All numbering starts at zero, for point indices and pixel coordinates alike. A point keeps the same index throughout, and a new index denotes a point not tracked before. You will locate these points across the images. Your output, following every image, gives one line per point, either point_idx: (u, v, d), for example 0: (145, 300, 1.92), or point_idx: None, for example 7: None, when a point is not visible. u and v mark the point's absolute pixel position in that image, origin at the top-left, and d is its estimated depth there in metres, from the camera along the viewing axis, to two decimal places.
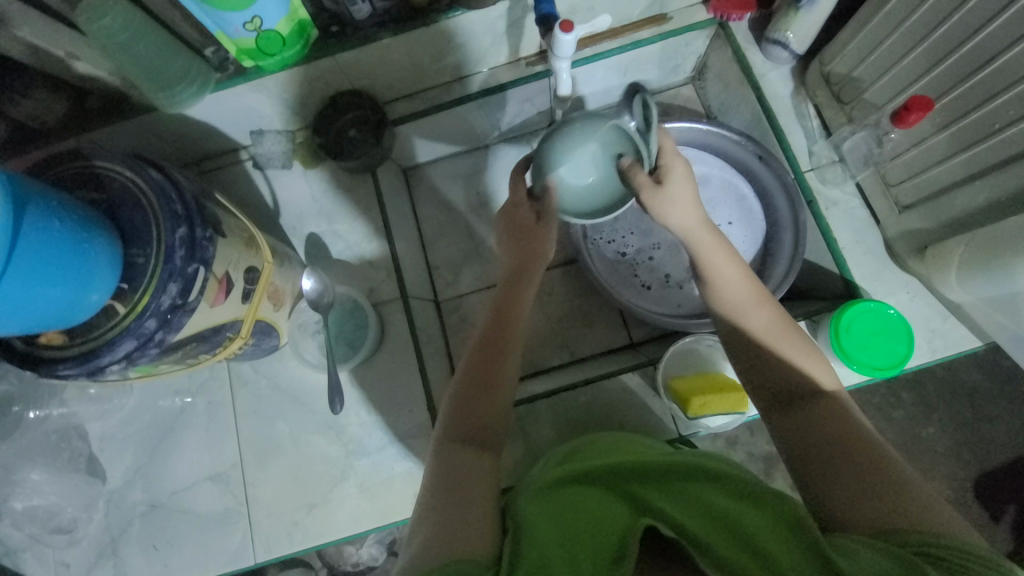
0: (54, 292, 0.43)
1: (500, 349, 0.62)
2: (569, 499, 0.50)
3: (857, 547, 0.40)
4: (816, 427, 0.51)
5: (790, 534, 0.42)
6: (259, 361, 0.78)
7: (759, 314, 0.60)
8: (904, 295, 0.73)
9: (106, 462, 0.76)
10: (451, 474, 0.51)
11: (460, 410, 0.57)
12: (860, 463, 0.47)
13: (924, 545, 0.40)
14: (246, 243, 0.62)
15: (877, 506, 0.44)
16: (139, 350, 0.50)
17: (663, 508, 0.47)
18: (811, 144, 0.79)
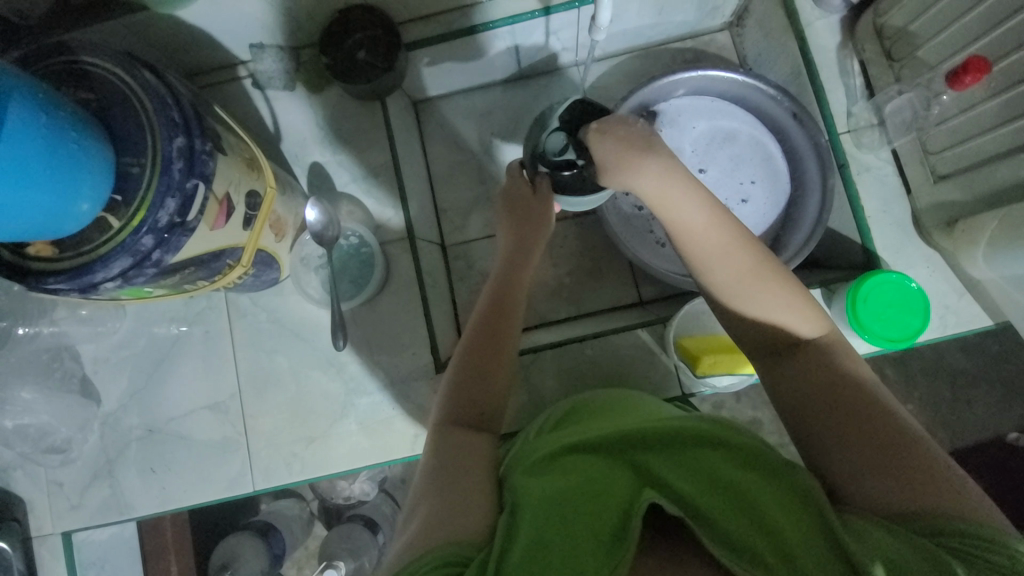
0: (42, 196, 0.39)
1: (499, 326, 0.61)
2: (570, 468, 0.50)
3: (868, 529, 0.41)
4: (820, 402, 0.50)
5: (800, 512, 0.43)
6: (258, 293, 0.76)
7: (725, 262, 0.56)
8: (923, 269, 0.71)
9: (100, 385, 0.74)
10: (455, 457, 0.51)
11: (461, 384, 0.58)
12: (876, 440, 0.46)
13: (938, 528, 0.40)
14: (247, 165, 0.58)
15: (886, 488, 0.44)
16: (136, 269, 0.47)
17: (668, 479, 0.47)
18: (850, 104, 0.75)
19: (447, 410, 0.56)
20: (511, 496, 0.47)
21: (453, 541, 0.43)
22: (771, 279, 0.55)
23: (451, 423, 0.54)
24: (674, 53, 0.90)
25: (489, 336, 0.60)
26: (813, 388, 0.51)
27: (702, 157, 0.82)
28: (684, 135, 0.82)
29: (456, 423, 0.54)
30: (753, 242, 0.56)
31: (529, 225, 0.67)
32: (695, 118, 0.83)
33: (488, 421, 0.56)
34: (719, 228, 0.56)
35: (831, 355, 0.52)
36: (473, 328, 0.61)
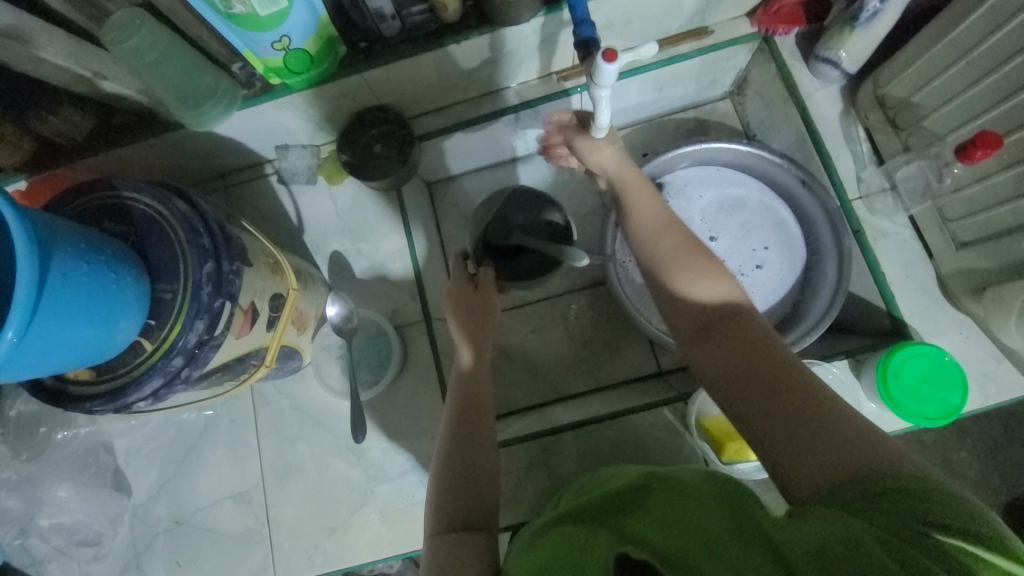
0: (83, 336, 0.42)
1: (474, 422, 0.60)
2: (553, 538, 0.45)
3: (814, 527, 0.37)
4: (747, 389, 0.49)
5: (750, 537, 0.38)
6: (282, 381, 0.78)
7: (667, 239, 0.61)
8: (956, 336, 0.68)
9: (131, 476, 0.76)
10: (449, 558, 0.50)
11: (452, 469, 0.57)
12: (797, 413, 0.45)
13: (870, 491, 0.39)
14: (271, 270, 0.61)
15: (819, 462, 0.42)
16: (166, 387, 0.49)
17: (639, 526, 0.42)
18: (860, 170, 0.75)
19: (436, 515, 0.54)
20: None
21: None
22: (707, 252, 0.59)
23: (446, 523, 0.53)
24: (677, 124, 0.93)
25: (471, 418, 0.61)
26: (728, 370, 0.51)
27: (712, 226, 0.83)
28: (693, 204, 0.83)
29: (448, 526, 0.53)
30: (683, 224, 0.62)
31: (487, 313, 0.68)
32: (702, 188, 0.84)
33: (484, 518, 0.55)
34: (669, 221, 0.62)
35: (746, 323, 0.53)
36: (449, 428, 0.60)
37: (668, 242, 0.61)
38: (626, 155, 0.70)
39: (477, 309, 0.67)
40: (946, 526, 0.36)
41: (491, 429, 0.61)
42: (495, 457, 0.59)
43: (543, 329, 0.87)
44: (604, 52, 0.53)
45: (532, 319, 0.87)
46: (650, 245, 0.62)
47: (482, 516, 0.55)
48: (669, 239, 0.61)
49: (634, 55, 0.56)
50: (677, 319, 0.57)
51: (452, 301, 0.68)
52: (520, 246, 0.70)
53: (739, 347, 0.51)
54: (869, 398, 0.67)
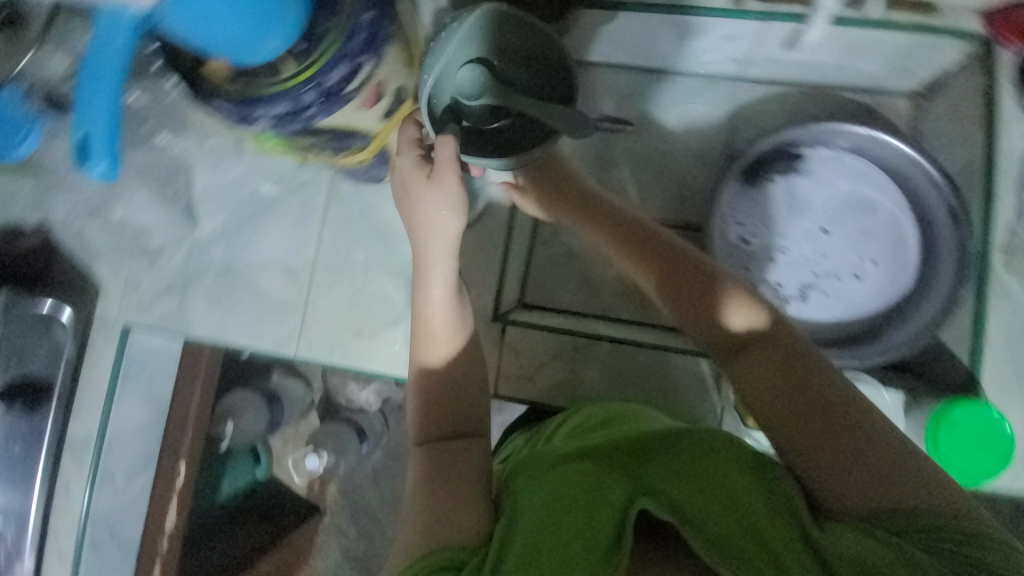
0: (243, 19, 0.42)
1: (449, 327, 0.60)
2: (566, 480, 0.51)
3: (854, 539, 0.44)
4: (801, 417, 0.49)
5: (784, 521, 0.45)
6: (362, 186, 0.79)
7: (750, 312, 0.54)
8: (1018, 413, 0.68)
9: (200, 213, 0.80)
10: (447, 463, 0.55)
11: (433, 373, 0.59)
12: (860, 456, 0.47)
13: (914, 526, 0.45)
14: (404, 61, 0.55)
15: (865, 483, 0.47)
16: (290, 117, 0.50)
17: (670, 490, 0.48)
18: (1017, 221, 0.70)
19: (422, 427, 0.58)
20: (512, 509, 0.50)
21: (440, 547, 0.48)
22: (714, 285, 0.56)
23: (433, 433, 0.57)
24: (844, 103, 0.83)
25: (428, 317, 0.60)
26: (809, 425, 0.49)
27: (830, 218, 0.77)
28: (821, 189, 0.78)
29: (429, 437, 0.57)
30: (638, 241, 0.61)
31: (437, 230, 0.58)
32: (840, 176, 0.78)
33: (475, 427, 0.58)
34: (724, 279, 0.57)
35: (820, 380, 0.50)
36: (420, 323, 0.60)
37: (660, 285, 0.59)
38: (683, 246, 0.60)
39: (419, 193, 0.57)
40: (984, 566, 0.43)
41: (456, 320, 0.60)
42: (467, 352, 0.61)
43: None
44: None
45: None
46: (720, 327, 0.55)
47: (471, 424, 0.58)
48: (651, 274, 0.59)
49: None
50: (744, 370, 0.53)
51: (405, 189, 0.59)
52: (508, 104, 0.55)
53: (817, 402, 0.49)
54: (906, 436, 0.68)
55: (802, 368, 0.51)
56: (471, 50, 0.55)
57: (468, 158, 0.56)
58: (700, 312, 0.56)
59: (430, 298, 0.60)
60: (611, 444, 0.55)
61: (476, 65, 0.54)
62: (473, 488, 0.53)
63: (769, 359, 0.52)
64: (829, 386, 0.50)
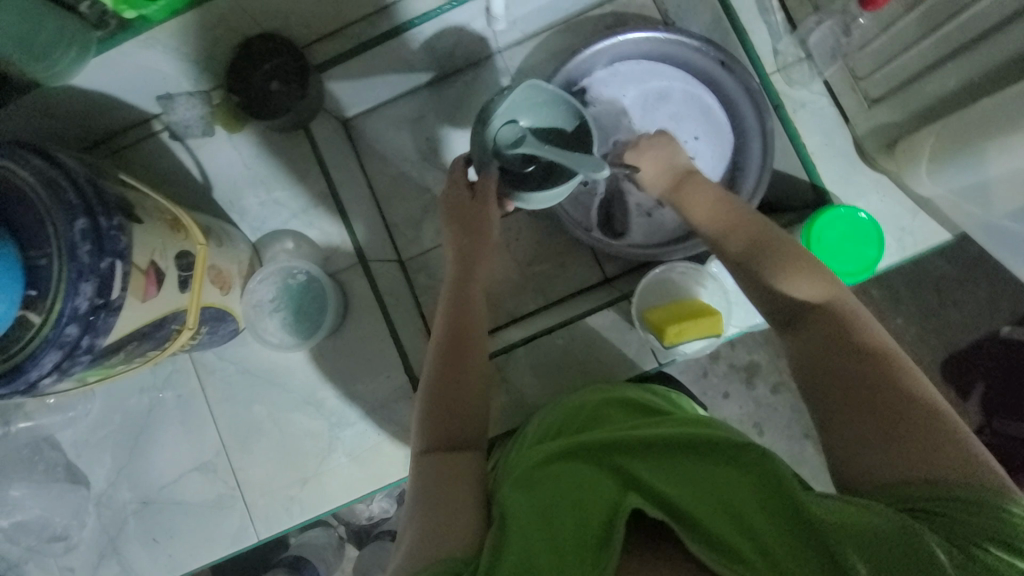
0: None
1: (462, 342, 0.60)
2: (565, 478, 0.49)
3: (849, 506, 0.41)
4: (834, 361, 0.49)
5: (772, 500, 0.43)
6: (224, 346, 0.75)
7: (824, 289, 0.53)
8: (874, 198, 0.71)
9: (85, 467, 0.74)
10: (440, 479, 0.51)
11: (440, 385, 0.58)
12: (929, 444, 0.42)
13: (915, 494, 0.41)
14: (171, 227, 0.57)
15: (881, 443, 0.44)
16: (69, 360, 0.46)
17: (658, 485, 0.45)
18: (776, 43, 0.74)
19: (429, 436, 0.55)
20: (499, 506, 0.47)
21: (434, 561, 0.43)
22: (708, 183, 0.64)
23: (438, 443, 0.54)
24: (595, 21, 0.84)
25: (456, 350, 0.60)
26: (840, 389, 0.47)
27: (641, 123, 0.80)
28: (618, 104, 0.80)
29: (430, 447, 0.54)
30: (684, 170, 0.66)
31: (476, 237, 0.66)
32: (623, 86, 0.80)
33: (468, 441, 0.56)
34: (738, 210, 0.61)
35: (900, 364, 0.47)
36: (439, 347, 0.60)
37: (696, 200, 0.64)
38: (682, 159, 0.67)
39: (461, 217, 0.65)
40: (998, 537, 0.38)
41: (480, 348, 0.61)
42: (481, 366, 0.60)
43: None
44: None
45: None
46: (702, 212, 0.63)
47: (470, 436, 0.56)
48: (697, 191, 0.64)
49: None
50: (798, 343, 0.52)
51: (449, 214, 0.67)
52: (531, 157, 0.62)
53: (892, 395, 0.45)
54: None
55: (888, 363, 0.47)
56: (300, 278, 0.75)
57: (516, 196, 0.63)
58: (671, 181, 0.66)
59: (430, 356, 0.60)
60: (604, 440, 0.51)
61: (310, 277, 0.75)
62: (469, 494, 0.50)
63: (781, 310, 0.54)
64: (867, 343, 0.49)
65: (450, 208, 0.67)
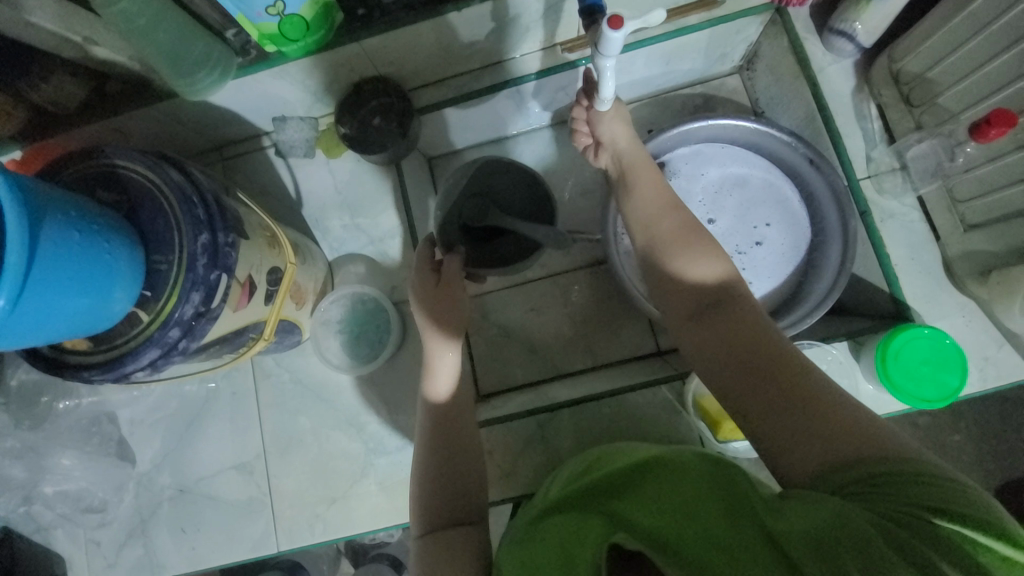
0: (76, 306, 0.42)
1: (453, 414, 0.61)
2: (547, 530, 0.46)
3: (805, 509, 0.38)
4: (748, 371, 0.48)
5: (738, 514, 0.38)
6: (283, 354, 0.78)
7: (719, 270, 0.55)
8: (958, 320, 0.68)
9: (134, 446, 0.78)
10: (443, 552, 0.53)
11: (436, 444, 0.59)
12: (839, 426, 0.43)
13: (851, 480, 0.40)
14: (268, 243, 0.61)
15: (804, 437, 0.44)
16: (164, 358, 0.49)
17: (630, 514, 0.42)
18: (870, 149, 0.73)
19: (422, 516, 0.56)
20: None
21: None
22: (682, 210, 0.61)
23: (437, 523, 0.55)
24: (684, 99, 0.89)
25: (447, 422, 0.61)
26: (750, 390, 0.48)
27: (715, 204, 0.81)
28: (695, 182, 0.81)
29: (430, 527, 0.56)
30: (649, 163, 0.66)
31: (445, 304, 0.63)
32: (704, 166, 0.81)
33: (476, 511, 0.57)
34: (693, 228, 0.58)
35: (782, 338, 0.49)
36: (430, 421, 0.61)
37: (669, 227, 0.59)
38: (632, 135, 0.68)
39: (434, 301, 0.63)
40: (941, 507, 0.37)
41: (466, 417, 0.62)
42: (473, 433, 0.62)
43: (542, 307, 0.86)
44: (611, 19, 0.50)
45: (532, 297, 0.87)
46: (637, 206, 0.63)
47: (472, 509, 0.57)
48: (670, 223, 0.59)
49: (641, 23, 0.54)
50: (698, 343, 0.52)
51: (419, 300, 0.64)
52: (500, 227, 0.66)
53: (787, 380, 0.46)
54: (867, 379, 0.67)
55: (783, 353, 0.48)
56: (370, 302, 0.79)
57: (480, 262, 0.66)
58: (640, 202, 0.62)
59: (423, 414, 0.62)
60: (577, 490, 0.50)
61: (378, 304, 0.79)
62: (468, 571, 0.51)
63: (690, 305, 0.54)
64: (767, 338, 0.50)
65: (417, 292, 0.64)
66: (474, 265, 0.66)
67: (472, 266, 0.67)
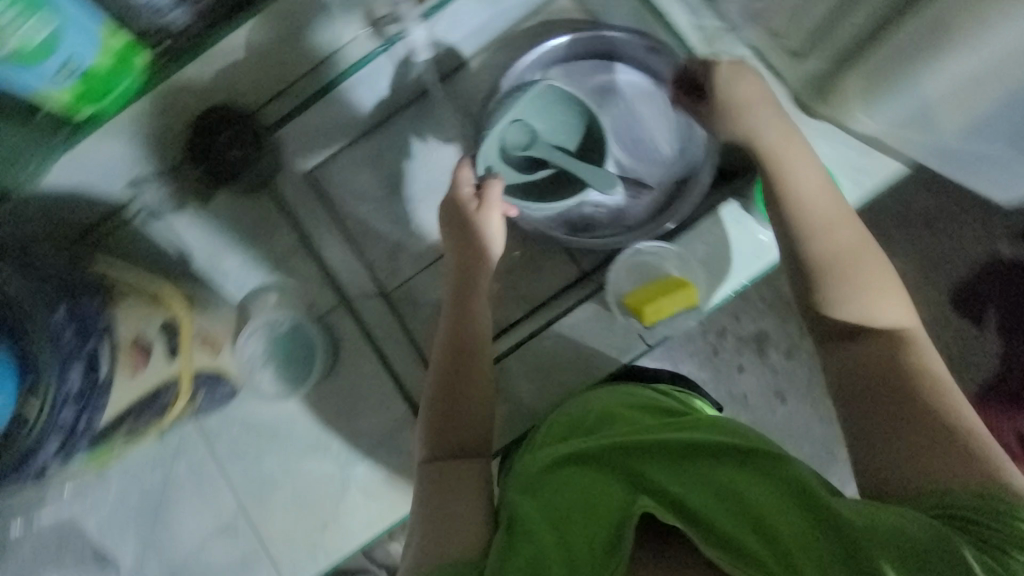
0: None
1: (461, 356, 0.69)
2: (563, 489, 0.57)
3: (891, 516, 0.50)
4: (865, 370, 0.62)
5: (802, 503, 0.52)
6: (225, 410, 0.77)
7: (855, 237, 0.66)
8: (824, 148, 0.73)
9: (111, 548, 0.75)
10: (446, 473, 0.63)
11: (442, 412, 0.67)
12: (944, 445, 0.56)
13: (958, 503, 0.52)
14: (152, 301, 0.60)
15: (908, 464, 0.56)
16: (70, 441, 0.52)
17: (665, 486, 0.54)
18: (697, 20, 0.76)
19: (427, 449, 0.66)
20: (507, 512, 0.57)
21: (445, 560, 0.55)
22: (814, 161, 0.68)
23: (434, 454, 0.65)
24: (527, 34, 0.86)
25: (449, 382, 0.68)
26: (864, 410, 0.60)
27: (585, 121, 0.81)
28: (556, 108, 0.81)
29: (430, 457, 0.65)
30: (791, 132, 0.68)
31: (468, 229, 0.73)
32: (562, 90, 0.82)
33: (479, 445, 0.67)
34: (813, 168, 0.68)
35: (925, 364, 0.61)
36: (437, 370, 0.69)
37: (805, 175, 0.67)
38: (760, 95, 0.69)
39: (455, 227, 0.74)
40: (1021, 545, 0.48)
41: (484, 358, 0.70)
42: (475, 408, 0.68)
43: None
44: None
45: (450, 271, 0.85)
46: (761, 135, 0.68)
47: (473, 445, 0.66)
48: (806, 172, 0.67)
49: None
50: (843, 381, 0.63)
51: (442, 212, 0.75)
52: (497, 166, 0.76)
53: (913, 420, 0.58)
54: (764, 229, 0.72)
55: (918, 383, 0.59)
56: (282, 324, 0.78)
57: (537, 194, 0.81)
58: (780, 158, 0.68)
59: (434, 367, 0.70)
60: (612, 446, 0.59)
61: (297, 323, 0.78)
62: (481, 503, 0.61)
63: (844, 327, 0.64)
64: (895, 337, 0.63)
65: (444, 221, 0.76)
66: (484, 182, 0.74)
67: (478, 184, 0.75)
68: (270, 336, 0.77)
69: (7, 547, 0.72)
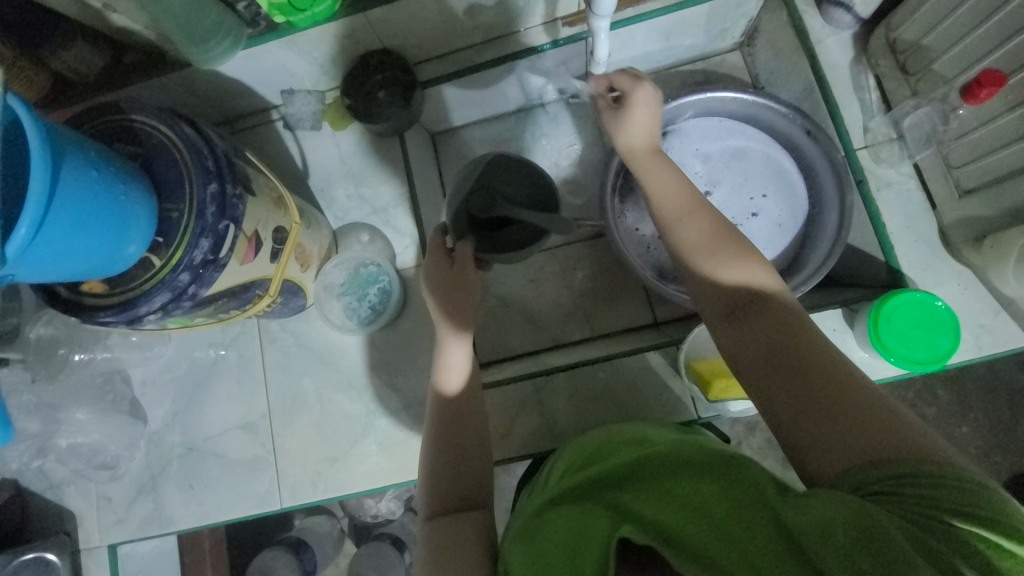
0: (123, 253, 0.47)
1: (465, 405, 0.62)
2: (557, 524, 0.46)
3: (821, 504, 0.39)
4: (771, 358, 0.49)
5: (756, 517, 0.39)
6: (288, 320, 0.81)
7: (761, 278, 0.53)
8: (954, 288, 0.68)
9: (147, 405, 0.81)
10: (447, 533, 0.54)
11: (447, 440, 0.60)
12: (872, 426, 0.43)
13: (893, 479, 0.40)
14: (275, 203, 0.63)
15: (845, 439, 0.43)
16: (173, 303, 0.52)
17: (638, 507, 0.43)
18: (867, 120, 0.73)
19: (431, 498, 0.57)
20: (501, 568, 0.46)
21: None
22: (736, 235, 0.56)
23: (440, 507, 0.56)
24: (684, 76, 0.90)
25: (459, 416, 0.61)
26: (777, 413, 0.48)
27: (711, 178, 0.81)
28: (690, 155, 0.82)
29: (437, 509, 0.56)
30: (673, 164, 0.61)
31: (466, 284, 0.64)
32: (701, 140, 0.82)
33: (482, 495, 0.58)
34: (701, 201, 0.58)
35: (818, 337, 0.49)
36: (437, 411, 0.61)
37: (697, 228, 0.57)
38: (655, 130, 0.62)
39: (447, 287, 0.64)
40: (977, 513, 0.37)
41: (476, 403, 0.63)
42: (481, 422, 0.62)
43: (540, 279, 0.88)
44: None
45: (531, 270, 0.88)
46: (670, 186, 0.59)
47: (479, 493, 0.58)
48: (698, 224, 0.57)
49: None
50: (743, 354, 0.51)
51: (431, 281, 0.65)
52: (511, 217, 0.64)
53: (813, 401, 0.46)
54: (860, 346, 0.68)
55: (801, 356, 0.48)
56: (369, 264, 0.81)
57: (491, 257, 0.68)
58: (676, 189, 0.59)
59: (429, 421, 0.61)
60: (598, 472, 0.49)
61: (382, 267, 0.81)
62: (476, 545, 0.52)
63: (722, 306, 0.53)
64: (801, 339, 0.49)
65: (432, 262, 0.65)
66: (486, 250, 0.65)
67: (482, 252, 0.66)
68: (356, 270, 0.80)
69: (61, 367, 0.77)
